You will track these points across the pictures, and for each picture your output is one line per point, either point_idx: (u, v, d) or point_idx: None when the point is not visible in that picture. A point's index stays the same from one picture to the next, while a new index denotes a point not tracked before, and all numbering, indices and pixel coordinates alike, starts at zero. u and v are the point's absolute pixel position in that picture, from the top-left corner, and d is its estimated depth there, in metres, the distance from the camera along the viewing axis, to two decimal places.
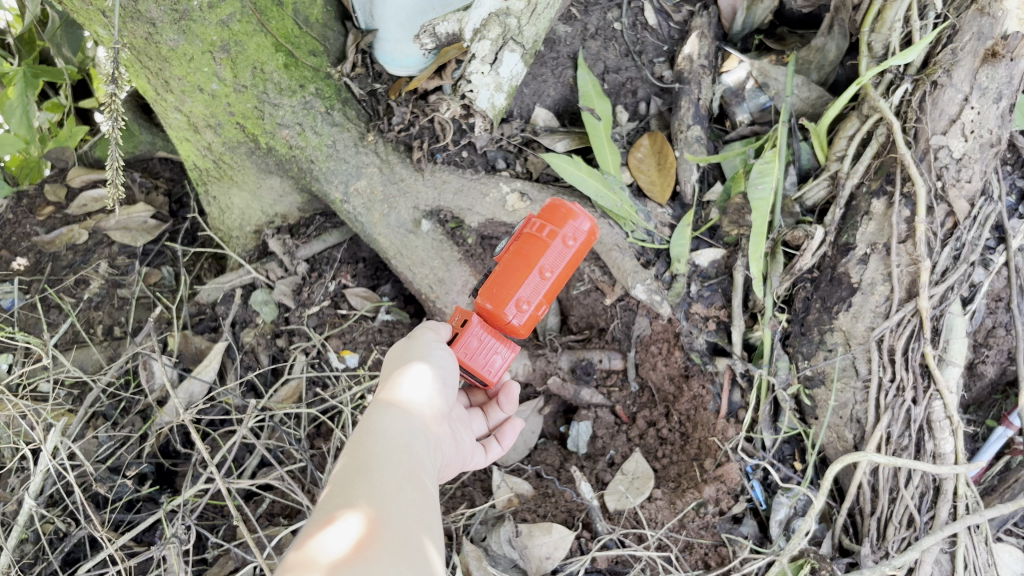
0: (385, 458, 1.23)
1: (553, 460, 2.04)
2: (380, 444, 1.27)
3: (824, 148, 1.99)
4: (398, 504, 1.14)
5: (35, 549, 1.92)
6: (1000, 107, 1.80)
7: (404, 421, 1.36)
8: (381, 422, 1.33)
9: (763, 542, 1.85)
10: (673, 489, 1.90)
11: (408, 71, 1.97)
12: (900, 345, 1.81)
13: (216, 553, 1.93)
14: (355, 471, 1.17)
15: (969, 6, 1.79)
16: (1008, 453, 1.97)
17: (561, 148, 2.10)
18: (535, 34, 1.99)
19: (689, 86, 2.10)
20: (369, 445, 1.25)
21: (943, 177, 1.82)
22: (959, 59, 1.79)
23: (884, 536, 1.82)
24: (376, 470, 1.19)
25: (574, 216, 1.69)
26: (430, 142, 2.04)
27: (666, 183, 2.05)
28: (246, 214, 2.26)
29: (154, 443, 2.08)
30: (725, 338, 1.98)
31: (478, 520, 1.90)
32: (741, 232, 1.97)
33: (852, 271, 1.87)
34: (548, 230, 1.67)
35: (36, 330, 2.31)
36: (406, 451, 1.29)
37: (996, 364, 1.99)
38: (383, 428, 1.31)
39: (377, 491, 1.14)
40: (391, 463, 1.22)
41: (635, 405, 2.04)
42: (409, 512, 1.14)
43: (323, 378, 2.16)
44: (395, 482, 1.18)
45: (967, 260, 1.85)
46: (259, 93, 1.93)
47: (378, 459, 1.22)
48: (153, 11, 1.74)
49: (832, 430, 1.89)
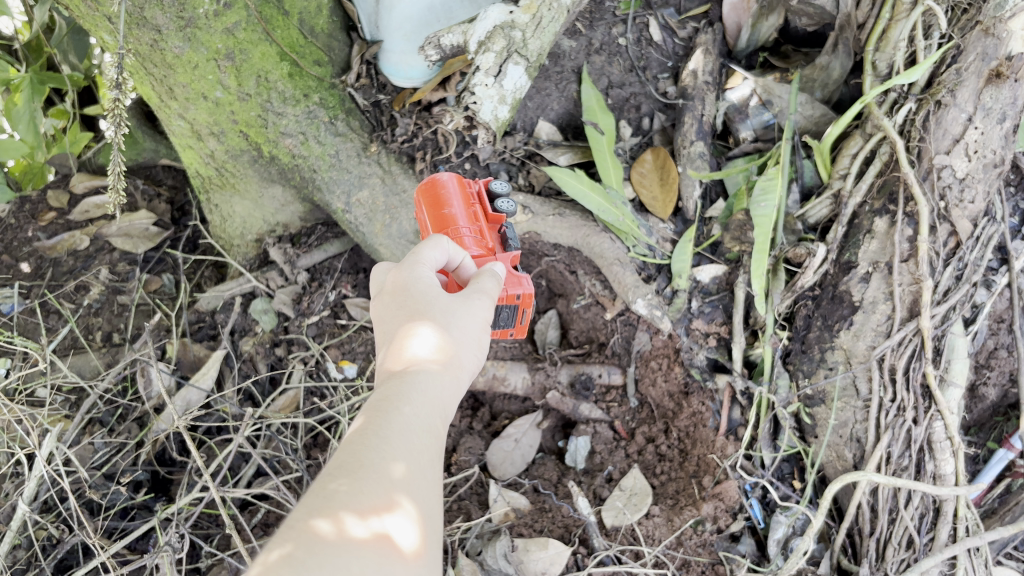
0: (411, 421, 1.12)
1: (551, 475, 2.02)
2: (412, 408, 1.14)
3: (827, 166, 2.00)
4: (421, 483, 1.04)
5: (28, 555, 1.90)
6: (1005, 128, 1.78)
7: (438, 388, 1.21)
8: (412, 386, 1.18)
9: (761, 561, 1.84)
10: (671, 506, 1.87)
11: (412, 83, 1.98)
12: (901, 365, 1.81)
13: (210, 563, 1.90)
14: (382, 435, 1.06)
15: (974, 26, 1.80)
16: (1009, 476, 1.95)
17: (564, 162, 2.10)
18: (540, 48, 1.98)
19: (693, 102, 2.10)
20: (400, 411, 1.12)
21: (946, 197, 1.81)
22: (964, 79, 1.79)
23: (884, 557, 1.80)
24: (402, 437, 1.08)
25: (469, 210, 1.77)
26: (433, 154, 2.05)
27: (668, 199, 2.05)
28: (247, 222, 2.27)
29: (150, 451, 2.07)
30: (726, 355, 1.98)
31: (474, 535, 1.89)
32: (743, 249, 1.97)
33: (854, 290, 1.87)
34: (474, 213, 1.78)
35: (35, 335, 2.32)
36: (435, 421, 1.17)
37: (997, 386, 1.98)
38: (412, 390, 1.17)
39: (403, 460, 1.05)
40: (422, 433, 1.12)
41: (634, 420, 2.03)
42: (433, 495, 1.06)
43: (322, 389, 2.16)
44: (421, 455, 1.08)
45: (969, 281, 1.84)
46: (262, 102, 1.93)
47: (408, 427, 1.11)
48: (159, 18, 1.74)
49: (831, 450, 1.87)
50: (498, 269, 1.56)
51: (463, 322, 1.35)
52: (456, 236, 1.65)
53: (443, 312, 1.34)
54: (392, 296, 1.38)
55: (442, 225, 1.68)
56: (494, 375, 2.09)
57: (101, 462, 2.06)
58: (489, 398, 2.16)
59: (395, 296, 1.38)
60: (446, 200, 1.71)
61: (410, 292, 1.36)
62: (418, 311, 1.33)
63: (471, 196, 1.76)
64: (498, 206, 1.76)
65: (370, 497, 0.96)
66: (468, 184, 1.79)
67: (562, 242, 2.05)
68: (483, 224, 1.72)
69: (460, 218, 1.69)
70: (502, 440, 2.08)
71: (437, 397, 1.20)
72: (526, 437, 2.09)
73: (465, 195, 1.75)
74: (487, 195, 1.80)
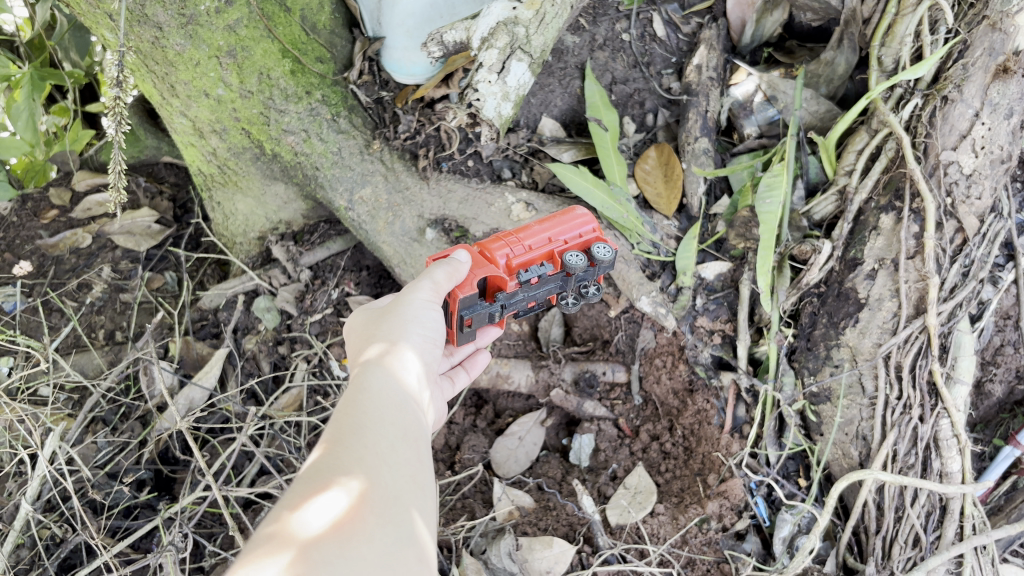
0: (375, 417, 1.14)
1: (555, 473, 2.02)
2: (369, 408, 1.15)
3: (833, 162, 1.97)
4: (383, 469, 1.05)
5: (31, 555, 1.89)
6: (1012, 123, 1.77)
7: (396, 381, 1.24)
8: (373, 385, 1.21)
9: (767, 559, 1.83)
10: (676, 504, 1.87)
11: (414, 80, 1.97)
12: (907, 362, 1.79)
13: (213, 562, 1.87)
14: (337, 439, 1.07)
15: (981, 21, 1.77)
16: (1015, 473, 1.96)
17: (567, 159, 2.08)
18: (543, 44, 1.97)
19: (697, 98, 2.09)
20: (357, 411, 1.14)
21: (952, 193, 1.79)
22: (970, 74, 1.77)
23: (890, 555, 1.79)
24: (367, 432, 1.10)
25: (582, 219, 1.70)
26: (436, 151, 2.04)
27: (672, 196, 2.04)
28: (249, 220, 2.26)
29: (154, 449, 2.06)
30: (731, 352, 1.97)
31: (478, 533, 1.87)
32: (748, 246, 1.95)
33: (860, 287, 1.86)
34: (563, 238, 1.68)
35: (37, 334, 2.31)
36: (400, 414, 1.18)
37: (1003, 383, 1.98)
38: (376, 388, 1.21)
39: (367, 455, 1.06)
40: (383, 427, 1.13)
41: (638, 418, 2.04)
42: (401, 480, 1.05)
43: (325, 387, 2.15)
44: (388, 446, 1.10)
45: (976, 277, 1.82)
46: (264, 99, 1.92)
47: (371, 427, 1.12)
48: (160, 15, 1.73)
49: (837, 448, 1.86)
50: (461, 256, 1.56)
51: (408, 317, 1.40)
52: (506, 240, 1.63)
53: (389, 317, 1.41)
54: (349, 337, 1.48)
55: (517, 230, 1.66)
56: (498, 373, 2.09)
57: (103, 461, 2.05)
58: (493, 396, 2.16)
59: (357, 327, 1.46)
60: (553, 221, 1.69)
61: (368, 321, 1.44)
62: (370, 327, 1.41)
63: (571, 238, 1.68)
64: (569, 254, 1.63)
65: (337, 490, 0.98)
66: (588, 232, 1.70)
67: None
68: (537, 247, 1.63)
69: (533, 236, 1.65)
70: (507, 438, 2.07)
71: (393, 389, 1.22)
72: (529, 435, 2.08)
73: (568, 231, 1.68)
74: (582, 244, 1.67)
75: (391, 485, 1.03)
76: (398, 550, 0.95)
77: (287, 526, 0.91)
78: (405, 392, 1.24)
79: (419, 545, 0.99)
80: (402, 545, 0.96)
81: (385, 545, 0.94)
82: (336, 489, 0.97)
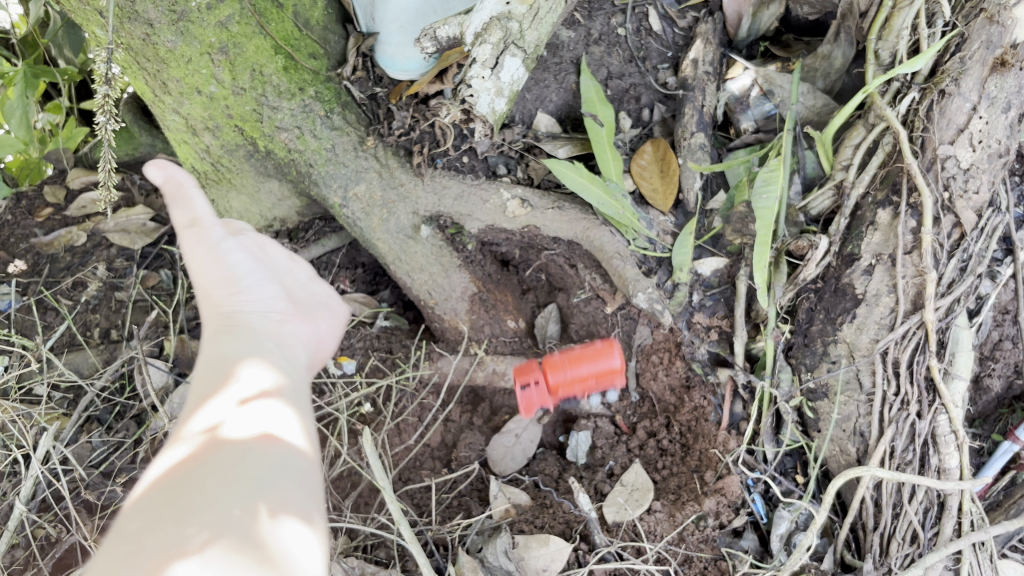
0: (210, 405, 1.10)
1: (552, 470, 2.01)
2: (202, 398, 1.12)
3: (830, 157, 1.96)
4: (221, 448, 1.00)
5: (26, 555, 1.89)
6: (1010, 117, 1.76)
7: (233, 360, 1.22)
8: (209, 373, 1.18)
9: (764, 556, 1.82)
10: (673, 501, 1.86)
11: (408, 75, 1.98)
12: (905, 358, 1.79)
13: None
14: (172, 441, 1.04)
15: (978, 14, 1.75)
16: (1015, 468, 1.95)
17: (563, 155, 2.06)
18: (537, 39, 1.95)
19: (693, 92, 2.07)
20: (197, 406, 1.12)
21: (950, 188, 1.78)
22: (968, 68, 1.75)
23: (887, 552, 1.79)
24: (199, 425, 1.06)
25: (612, 362, 1.87)
26: (430, 147, 2.02)
27: (669, 191, 2.02)
28: (244, 217, 2.24)
29: (148, 449, 2.05)
30: (727, 348, 1.96)
31: (474, 531, 1.87)
32: (745, 241, 1.94)
33: (857, 282, 1.85)
34: (598, 380, 1.89)
35: (31, 333, 2.30)
36: (232, 384, 1.16)
37: (1002, 377, 1.97)
38: (206, 373, 1.19)
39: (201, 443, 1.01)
40: (224, 409, 1.09)
41: (635, 415, 2.04)
42: (240, 446, 1.01)
43: (321, 385, 2.14)
44: (225, 423, 1.06)
45: (974, 272, 1.81)
46: (257, 96, 1.91)
47: (210, 414, 1.09)
48: (151, 12, 1.72)
49: (835, 444, 1.86)
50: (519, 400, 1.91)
51: (231, 287, 1.38)
52: (558, 376, 1.87)
53: (215, 292, 1.37)
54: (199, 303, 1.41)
55: (566, 368, 1.87)
56: (495, 369, 2.12)
57: (98, 461, 2.05)
58: (490, 394, 2.15)
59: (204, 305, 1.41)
60: (591, 365, 1.87)
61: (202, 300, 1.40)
62: (206, 303, 1.37)
63: (604, 382, 1.90)
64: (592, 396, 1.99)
65: (165, 485, 0.93)
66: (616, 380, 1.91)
67: (561, 236, 2.03)
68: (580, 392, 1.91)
69: (576, 372, 1.87)
70: (503, 436, 2.06)
71: (227, 368, 1.20)
72: (528, 432, 2.08)
73: (602, 375, 1.88)
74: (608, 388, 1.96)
75: (230, 454, 0.99)
76: (241, 506, 0.91)
77: (120, 546, 0.86)
78: (239, 361, 1.22)
79: (276, 492, 0.96)
80: (237, 500, 0.92)
81: (225, 491, 0.93)
82: (166, 488, 0.93)
